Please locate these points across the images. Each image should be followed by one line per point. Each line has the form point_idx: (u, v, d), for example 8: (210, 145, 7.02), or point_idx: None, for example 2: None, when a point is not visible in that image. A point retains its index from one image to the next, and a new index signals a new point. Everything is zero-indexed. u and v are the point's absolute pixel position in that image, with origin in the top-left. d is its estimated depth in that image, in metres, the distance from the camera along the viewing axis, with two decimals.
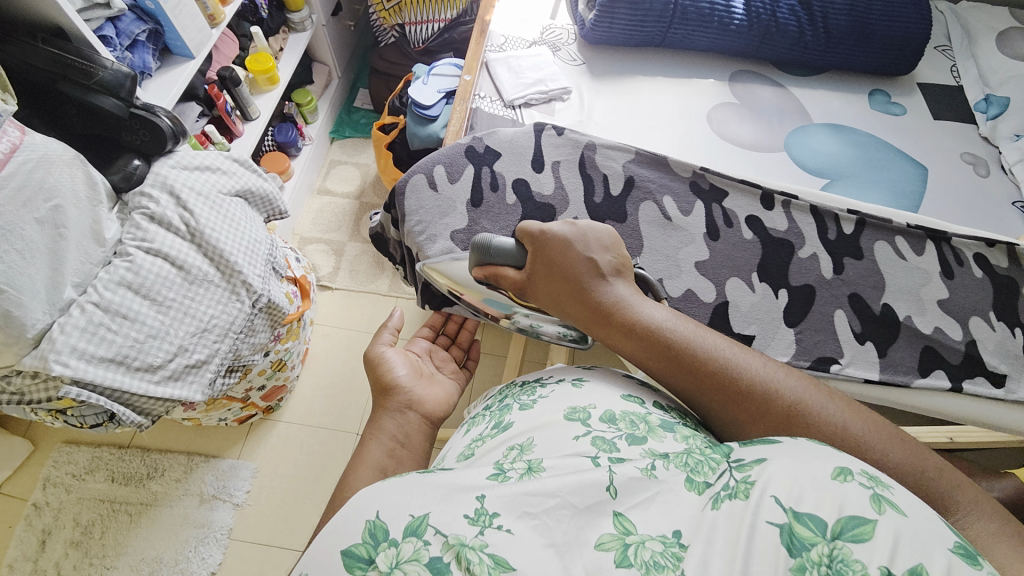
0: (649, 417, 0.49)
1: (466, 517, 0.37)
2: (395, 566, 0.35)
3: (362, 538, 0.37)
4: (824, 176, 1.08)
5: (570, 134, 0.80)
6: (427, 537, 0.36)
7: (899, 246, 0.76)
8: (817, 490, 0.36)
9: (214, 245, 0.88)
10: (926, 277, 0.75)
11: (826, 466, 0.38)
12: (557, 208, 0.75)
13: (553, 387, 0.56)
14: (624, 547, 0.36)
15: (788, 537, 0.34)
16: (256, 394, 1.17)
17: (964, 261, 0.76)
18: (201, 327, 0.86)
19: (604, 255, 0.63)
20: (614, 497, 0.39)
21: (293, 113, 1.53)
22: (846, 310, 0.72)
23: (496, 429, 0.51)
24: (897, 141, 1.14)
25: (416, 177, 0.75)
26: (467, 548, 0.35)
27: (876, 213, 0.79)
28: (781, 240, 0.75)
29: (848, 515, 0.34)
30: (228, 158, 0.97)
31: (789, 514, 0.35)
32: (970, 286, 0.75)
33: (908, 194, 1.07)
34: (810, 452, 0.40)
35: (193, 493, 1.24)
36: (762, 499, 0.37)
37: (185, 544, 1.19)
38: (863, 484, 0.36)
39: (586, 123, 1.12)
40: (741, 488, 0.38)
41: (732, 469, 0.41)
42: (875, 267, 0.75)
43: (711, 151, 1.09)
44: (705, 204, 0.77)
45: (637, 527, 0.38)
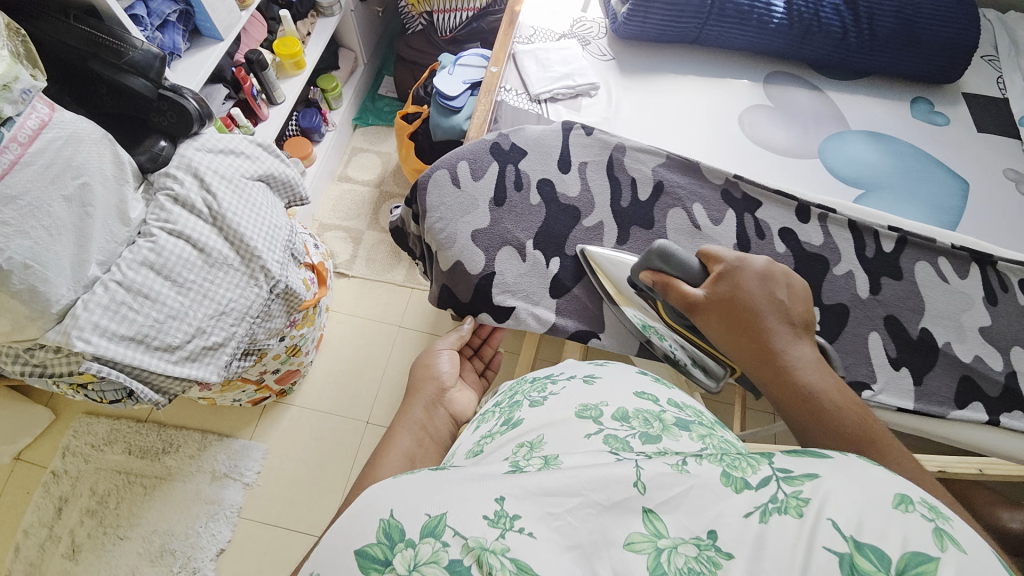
0: (664, 415, 0.47)
1: (484, 518, 0.34)
2: (414, 568, 0.32)
3: (377, 538, 0.34)
4: (859, 186, 1.04)
5: (599, 135, 0.78)
6: (446, 539, 0.33)
7: (941, 267, 0.73)
8: (879, 517, 0.31)
9: (236, 229, 0.88)
10: (967, 302, 0.72)
11: (886, 492, 0.33)
12: (582, 212, 0.73)
13: (565, 384, 0.54)
14: (657, 553, 0.32)
15: (848, 569, 0.29)
16: (270, 377, 1.17)
17: (1008, 287, 0.73)
18: (219, 310, 0.86)
19: (793, 302, 0.59)
20: (642, 493, 0.35)
21: (318, 99, 1.53)
22: (880, 332, 0.70)
23: (506, 426, 0.50)
24: (939, 153, 1.09)
25: (439, 172, 0.73)
26: (489, 552, 0.32)
27: (917, 231, 0.76)
28: (814, 255, 0.73)
29: (913, 550, 0.29)
30: (249, 141, 0.97)
31: (849, 544, 0.30)
32: (1013, 313, 0.72)
33: (947, 209, 1.03)
34: (863, 471, 0.35)
35: (205, 470, 1.26)
36: (817, 521, 0.31)
37: (195, 518, 1.21)
38: (926, 516, 0.31)
39: (614, 120, 1.10)
40: (792, 503, 0.33)
41: (779, 481, 0.35)
42: (914, 288, 0.72)
43: (741, 154, 1.06)
44: (736, 213, 0.74)
45: (669, 529, 0.33)
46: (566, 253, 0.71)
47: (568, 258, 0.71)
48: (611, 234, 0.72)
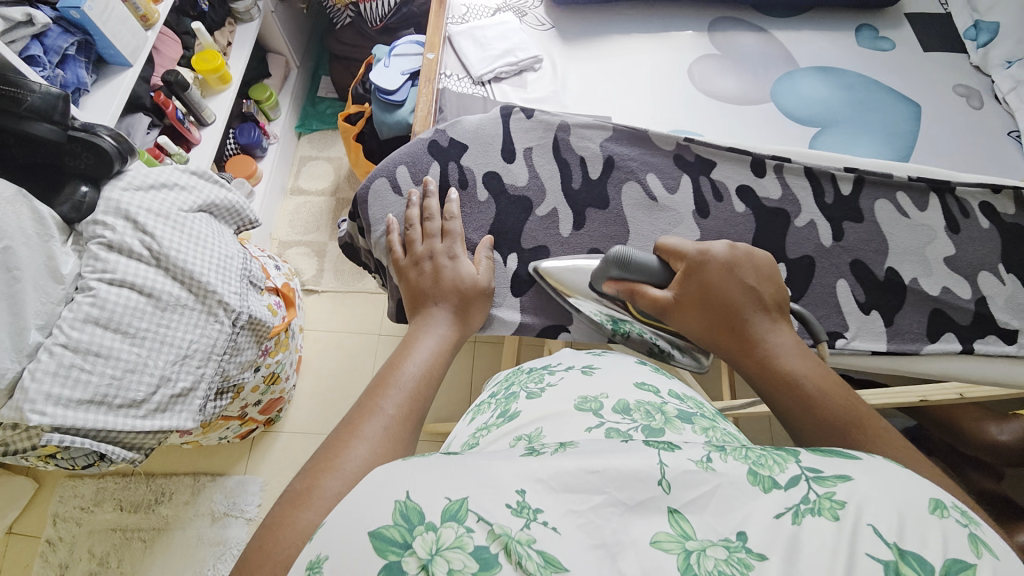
0: (666, 407, 0.46)
1: (508, 507, 0.32)
2: (435, 553, 0.30)
3: (393, 520, 0.32)
4: (814, 125, 1.03)
5: (541, 116, 0.74)
6: (470, 523, 0.31)
7: (901, 202, 0.73)
8: (920, 526, 0.32)
9: (183, 268, 0.83)
10: (930, 235, 0.72)
11: (922, 497, 0.34)
12: (534, 201, 0.70)
13: (562, 375, 0.53)
14: (686, 554, 0.31)
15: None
16: (253, 409, 1.14)
17: (970, 212, 0.73)
18: (181, 354, 0.82)
19: (761, 284, 0.60)
20: (667, 491, 0.34)
21: (253, 112, 1.45)
22: (848, 279, 0.69)
23: (501, 419, 0.49)
24: (889, 80, 1.08)
25: (378, 181, 0.69)
26: (516, 542, 0.30)
27: (874, 169, 0.75)
28: (775, 210, 0.71)
29: (952, 556, 0.30)
30: (178, 170, 0.90)
31: (893, 551, 0.30)
32: (977, 238, 0.72)
33: (902, 135, 1.03)
34: (894, 476, 0.36)
35: (204, 513, 1.24)
36: (857, 526, 0.31)
37: (203, 562, 1.19)
38: (960, 522, 0.32)
39: (562, 92, 1.06)
40: (826, 506, 0.33)
41: (811, 481, 0.35)
42: (877, 228, 0.71)
43: (694, 110, 1.04)
44: (692, 177, 0.72)
45: (695, 531, 0.32)
46: (524, 246, 0.69)
47: (527, 251, 0.68)
48: (567, 220, 0.70)
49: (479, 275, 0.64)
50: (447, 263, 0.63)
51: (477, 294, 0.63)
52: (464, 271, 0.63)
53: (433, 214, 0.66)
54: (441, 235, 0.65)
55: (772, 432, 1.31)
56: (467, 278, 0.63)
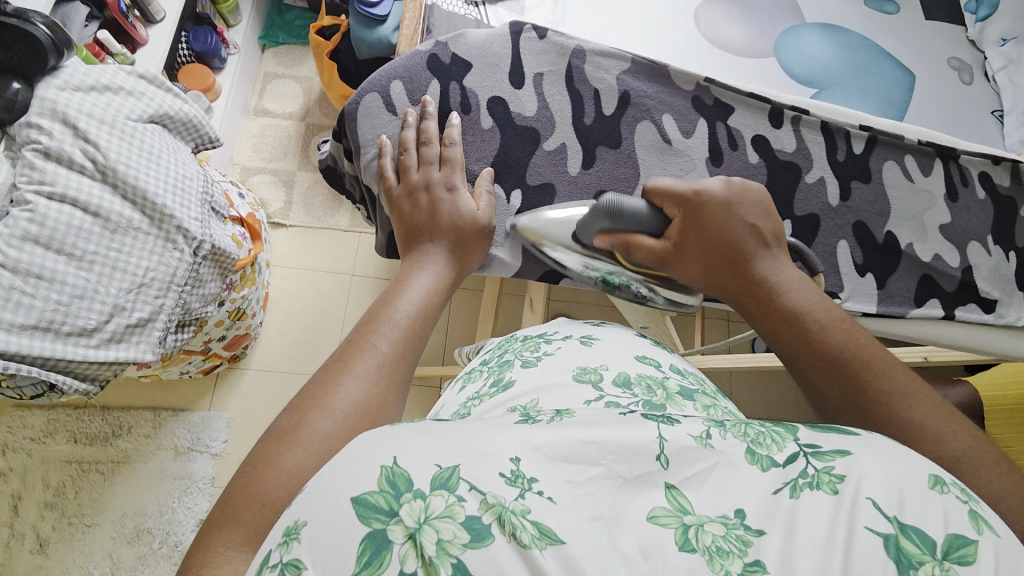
0: (668, 382, 0.45)
1: (502, 477, 0.31)
2: (424, 523, 0.29)
3: (379, 487, 0.30)
4: (812, 87, 1.00)
5: (554, 38, 0.68)
6: (461, 492, 0.30)
7: (907, 165, 0.73)
8: (920, 500, 0.32)
9: (135, 186, 0.74)
10: (930, 200, 0.72)
11: (922, 473, 0.34)
12: (542, 133, 0.65)
13: (560, 344, 0.51)
14: (684, 528, 0.30)
15: (894, 551, 0.30)
16: (217, 345, 1.08)
17: (968, 180, 0.74)
18: (136, 282, 0.75)
19: (765, 222, 0.59)
20: (665, 467, 0.34)
21: (208, 14, 1.27)
22: (848, 241, 0.69)
23: (495, 387, 0.46)
24: (891, 43, 1.06)
25: (369, 96, 0.62)
26: (509, 512, 0.29)
27: (885, 129, 0.74)
28: (787, 163, 0.69)
29: (954, 531, 0.30)
30: (123, 71, 0.78)
31: (894, 526, 0.30)
32: (971, 208, 0.73)
33: (895, 102, 1.02)
34: (891, 451, 0.35)
35: (166, 447, 1.20)
36: (856, 500, 0.32)
37: (167, 495, 1.16)
38: (960, 498, 0.32)
39: (563, 23, 0.98)
40: (825, 479, 0.33)
41: (809, 456, 0.34)
42: (881, 190, 0.71)
43: (697, 56, 0.99)
44: (708, 122, 0.69)
45: (693, 507, 0.32)
46: (529, 184, 0.64)
47: (532, 188, 0.64)
48: (576, 157, 0.66)
49: (479, 211, 0.60)
50: (443, 195, 0.59)
51: (476, 232, 0.59)
52: (463, 206, 0.59)
53: (430, 139, 0.61)
54: (439, 164, 0.61)
55: (732, 384, 1.38)
56: (466, 215, 0.59)
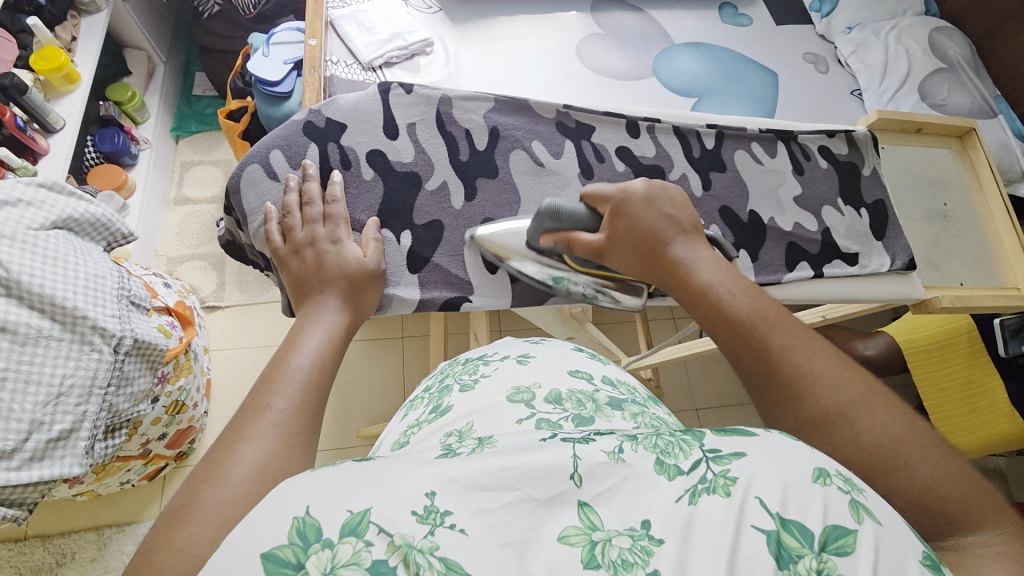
0: (597, 395, 0.49)
1: (414, 515, 0.32)
2: (332, 571, 0.30)
3: (288, 539, 0.31)
4: (692, 96, 1.11)
5: (421, 91, 0.73)
6: (369, 537, 0.31)
7: (755, 151, 0.82)
8: (804, 494, 0.35)
9: (42, 295, 0.73)
10: (780, 178, 0.81)
11: (807, 467, 0.37)
12: (422, 176, 0.70)
13: (497, 365, 0.54)
14: (591, 545, 0.33)
15: (776, 546, 0.32)
16: (157, 445, 1.04)
17: (810, 155, 0.84)
18: (53, 394, 0.72)
19: (681, 212, 0.62)
20: (578, 485, 0.36)
21: (114, 114, 1.30)
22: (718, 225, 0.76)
23: (433, 414, 0.49)
24: (749, 50, 1.20)
25: (250, 168, 0.66)
26: (416, 551, 0.31)
27: (730, 124, 0.83)
28: (651, 166, 0.77)
29: (833, 523, 0.33)
30: (21, 183, 0.78)
31: (776, 522, 0.33)
32: (818, 177, 0.83)
33: (764, 100, 1.14)
34: (786, 449, 0.38)
35: (116, 568, 1.10)
36: (746, 500, 0.34)
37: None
38: (841, 489, 0.36)
39: (456, 75, 1.05)
40: (721, 483, 0.36)
41: (709, 461, 0.37)
42: (737, 175, 0.79)
43: (582, 86, 1.08)
44: (574, 142, 0.76)
45: (603, 522, 0.34)
46: (417, 222, 0.68)
47: (420, 226, 0.68)
48: (458, 193, 0.70)
49: (365, 259, 0.62)
50: (330, 248, 0.61)
51: (365, 277, 0.61)
52: (348, 255, 0.61)
53: (313, 199, 0.64)
54: (323, 220, 0.63)
55: (691, 384, 1.42)
56: (352, 262, 0.60)
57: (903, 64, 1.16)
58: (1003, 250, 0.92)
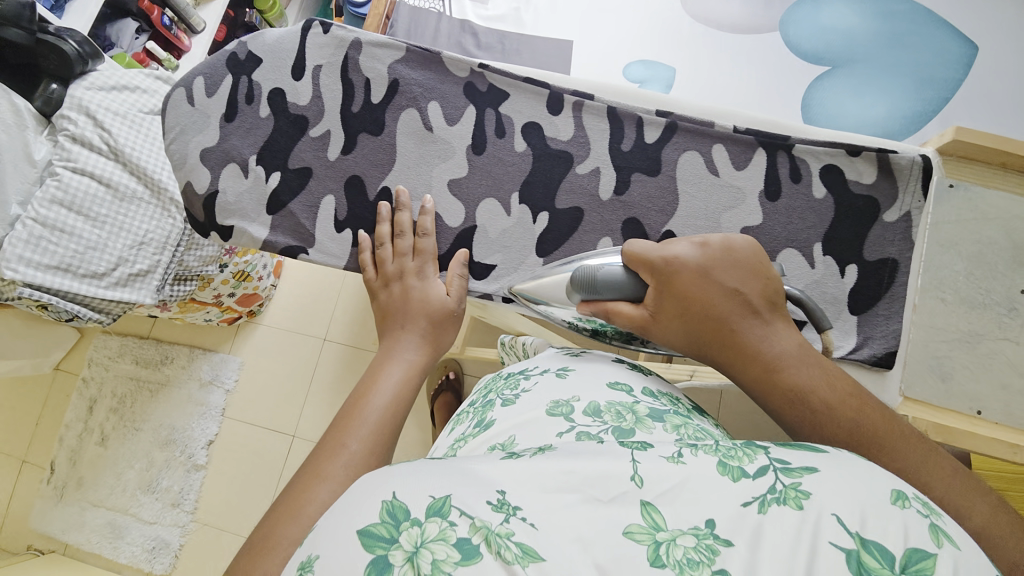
0: (637, 406, 0.46)
1: (488, 503, 0.32)
2: (420, 547, 0.30)
3: (380, 519, 0.31)
4: (821, 63, 0.87)
5: (338, 32, 0.66)
6: (452, 517, 0.31)
7: (714, 157, 0.64)
8: (879, 511, 0.31)
9: (137, 163, 0.89)
10: (736, 199, 0.63)
11: (881, 488, 0.32)
12: (310, 121, 0.65)
13: (537, 379, 0.52)
14: (656, 544, 0.30)
15: (855, 563, 0.29)
16: (227, 299, 1.17)
17: (802, 176, 0.63)
18: (137, 240, 0.90)
19: (744, 283, 0.52)
20: (639, 485, 0.33)
21: (255, 22, 1.36)
22: (613, 239, 0.63)
23: (478, 428, 0.49)
24: (944, 5, 0.87)
25: (175, 91, 0.65)
26: (495, 534, 0.30)
27: (694, 116, 0.66)
28: (559, 152, 0.64)
29: (913, 545, 0.29)
30: (142, 75, 0.96)
31: (855, 540, 0.30)
32: (796, 208, 0.63)
33: (933, 83, 0.85)
34: (857, 469, 0.34)
35: (194, 377, 1.37)
36: (821, 516, 0.31)
37: (190, 416, 1.34)
38: (920, 512, 0.31)
39: (524, 11, 0.94)
40: (791, 495, 0.32)
41: (776, 472, 0.34)
42: (670, 184, 0.64)
43: (666, 44, 0.90)
44: (477, 110, 0.65)
45: (666, 522, 0.31)
46: (290, 166, 0.64)
47: (292, 171, 0.64)
48: (337, 143, 0.64)
49: (448, 298, 0.61)
50: (416, 284, 0.61)
51: (446, 319, 0.61)
52: (432, 292, 0.61)
53: (404, 231, 0.62)
54: (414, 253, 0.62)
55: None
56: (435, 300, 0.60)
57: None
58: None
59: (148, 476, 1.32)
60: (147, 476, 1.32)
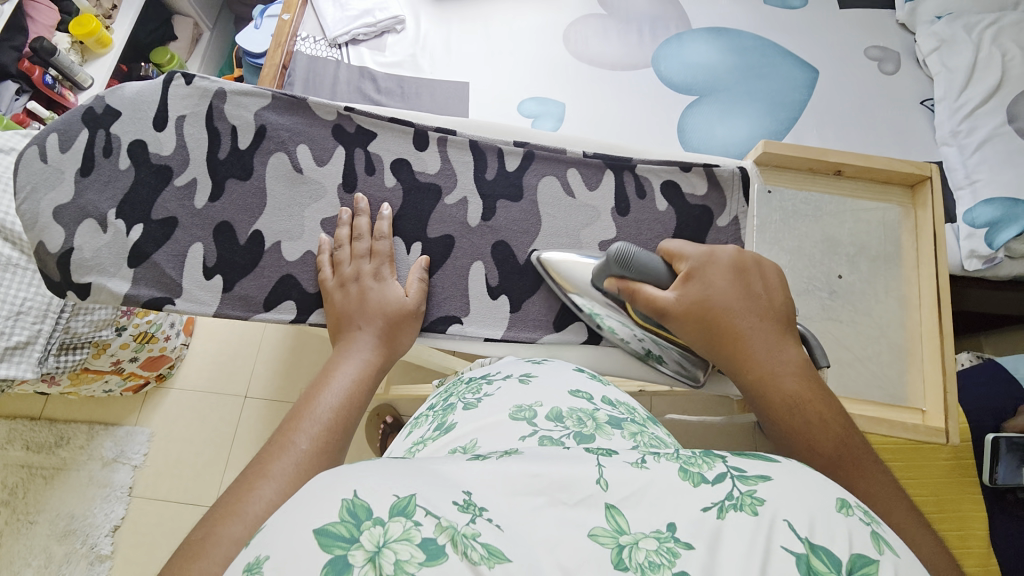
0: (597, 413, 0.40)
1: (455, 503, 0.28)
2: (382, 548, 0.25)
3: (339, 517, 0.26)
4: (691, 93, 0.97)
5: (201, 82, 0.63)
6: (417, 517, 0.26)
7: (569, 180, 0.68)
8: (826, 518, 0.28)
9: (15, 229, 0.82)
10: (592, 216, 0.67)
11: (828, 495, 0.30)
12: (174, 170, 0.61)
13: (500, 384, 0.46)
14: (618, 548, 0.27)
15: (805, 569, 0.26)
16: (129, 365, 1.06)
17: (646, 193, 0.68)
18: (13, 312, 0.82)
19: (772, 292, 0.54)
20: (605, 489, 0.30)
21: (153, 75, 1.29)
22: (484, 262, 0.64)
23: (438, 432, 0.42)
24: (786, 40, 1.01)
25: (27, 149, 0.60)
26: (462, 534, 0.27)
27: (550, 144, 0.70)
28: (427, 185, 0.65)
29: (857, 551, 0.27)
30: (18, 135, 0.89)
31: (805, 546, 0.27)
32: (645, 221, 0.68)
33: (788, 105, 0.97)
34: (805, 470, 0.32)
35: (96, 457, 1.21)
36: (774, 522, 0.28)
37: (91, 501, 1.18)
38: (863, 519, 0.29)
39: (420, 55, 0.98)
40: (746, 501, 0.29)
41: (734, 479, 0.31)
42: (533, 208, 0.66)
43: (560, 80, 0.97)
44: (346, 150, 0.64)
45: (630, 524, 0.29)
46: (152, 218, 0.59)
47: (155, 223, 0.59)
48: (204, 191, 0.61)
49: (407, 298, 0.59)
50: (373, 285, 0.58)
51: (405, 318, 0.58)
52: (390, 294, 0.58)
53: (362, 234, 0.61)
54: (369, 255, 0.60)
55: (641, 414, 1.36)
56: (393, 301, 0.58)
57: (996, 70, 0.96)
58: (917, 348, 0.69)
59: (47, 575, 1.13)
60: None
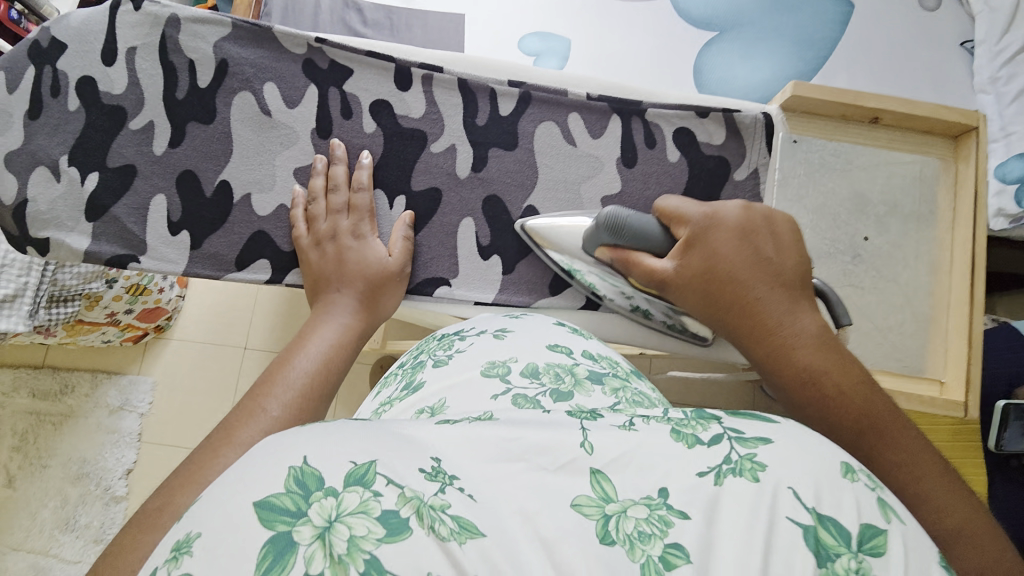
0: (577, 368, 0.37)
1: (421, 471, 0.25)
2: (334, 521, 0.22)
3: (285, 487, 0.23)
4: (710, 26, 0.87)
5: (151, 8, 0.56)
6: (377, 486, 0.24)
7: (570, 126, 0.62)
8: (831, 484, 0.26)
9: None
10: (593, 167, 0.62)
11: (832, 459, 0.27)
12: (129, 112, 0.55)
13: (473, 339, 0.42)
14: (604, 519, 0.25)
15: (811, 542, 0.24)
16: (124, 317, 1.03)
17: (655, 141, 0.63)
18: None
19: (781, 254, 0.50)
20: (589, 453, 0.27)
21: None
22: (474, 218, 0.60)
23: (406, 391, 0.38)
24: None
25: None
26: (428, 506, 0.24)
27: (548, 85, 0.63)
28: (410, 131, 0.59)
29: (865, 521, 0.25)
30: None
31: (811, 516, 0.25)
32: (651, 173, 0.62)
33: (815, 41, 0.88)
34: (808, 431, 0.29)
35: (101, 405, 1.23)
36: (776, 490, 0.25)
37: (100, 447, 1.21)
38: (868, 485, 0.27)
39: None
40: (746, 466, 0.26)
41: (732, 441, 0.28)
42: (528, 158, 0.61)
43: (565, 10, 0.88)
44: (320, 90, 0.58)
45: (616, 492, 0.26)
46: (108, 165, 0.55)
47: (112, 171, 0.55)
48: (164, 136, 0.56)
49: (390, 259, 0.56)
50: (352, 243, 0.55)
51: (386, 280, 0.55)
52: (370, 254, 0.55)
53: (338, 186, 0.56)
54: (347, 210, 0.56)
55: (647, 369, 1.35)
56: (373, 263, 0.55)
57: None
58: (942, 318, 0.66)
59: (64, 514, 1.17)
60: (63, 515, 1.17)
